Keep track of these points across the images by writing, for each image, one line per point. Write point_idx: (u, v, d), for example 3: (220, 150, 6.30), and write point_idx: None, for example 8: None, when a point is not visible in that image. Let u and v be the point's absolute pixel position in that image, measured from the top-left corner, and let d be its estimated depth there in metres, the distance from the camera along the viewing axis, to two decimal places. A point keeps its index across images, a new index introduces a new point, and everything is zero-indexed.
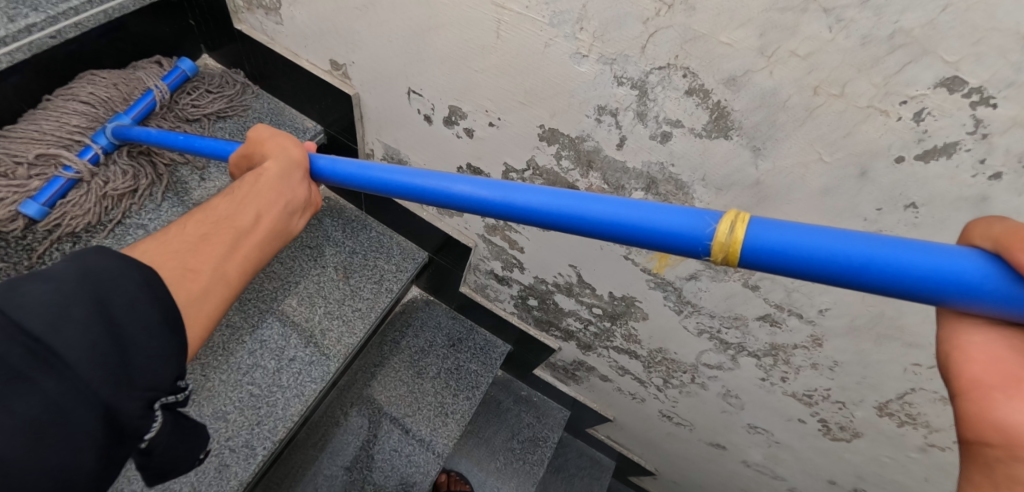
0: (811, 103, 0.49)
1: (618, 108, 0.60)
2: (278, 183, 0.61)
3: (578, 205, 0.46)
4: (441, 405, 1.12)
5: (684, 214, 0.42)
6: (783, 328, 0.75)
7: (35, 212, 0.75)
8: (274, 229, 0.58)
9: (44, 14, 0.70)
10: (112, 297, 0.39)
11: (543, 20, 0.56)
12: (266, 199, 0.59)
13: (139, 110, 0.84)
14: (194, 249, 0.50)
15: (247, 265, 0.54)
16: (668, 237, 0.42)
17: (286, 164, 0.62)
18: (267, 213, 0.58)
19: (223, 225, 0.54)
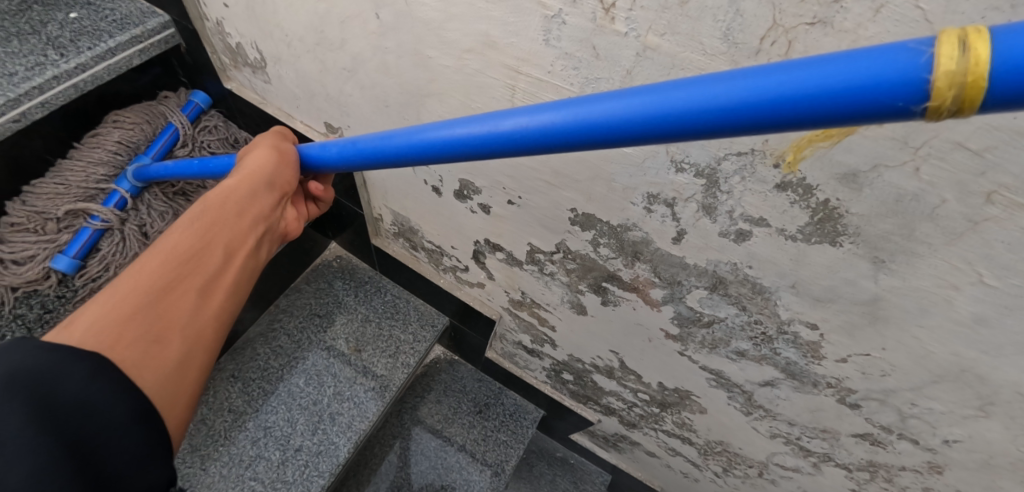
0: (977, 214, 0.33)
1: (676, 198, 0.45)
2: (247, 209, 0.52)
3: (670, 96, 0.24)
4: (466, 483, 1.00)
5: (875, 56, 0.19)
6: (888, 449, 0.59)
7: (65, 266, 0.68)
8: (244, 267, 0.52)
9: (3, 98, 0.61)
10: (53, 395, 0.34)
11: (572, 89, 0.42)
12: (234, 232, 0.51)
13: (158, 146, 0.75)
14: (159, 304, 0.44)
15: (224, 310, 0.49)
16: (850, 102, 0.19)
17: (266, 170, 0.52)
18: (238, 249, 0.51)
19: (188, 268, 0.46)
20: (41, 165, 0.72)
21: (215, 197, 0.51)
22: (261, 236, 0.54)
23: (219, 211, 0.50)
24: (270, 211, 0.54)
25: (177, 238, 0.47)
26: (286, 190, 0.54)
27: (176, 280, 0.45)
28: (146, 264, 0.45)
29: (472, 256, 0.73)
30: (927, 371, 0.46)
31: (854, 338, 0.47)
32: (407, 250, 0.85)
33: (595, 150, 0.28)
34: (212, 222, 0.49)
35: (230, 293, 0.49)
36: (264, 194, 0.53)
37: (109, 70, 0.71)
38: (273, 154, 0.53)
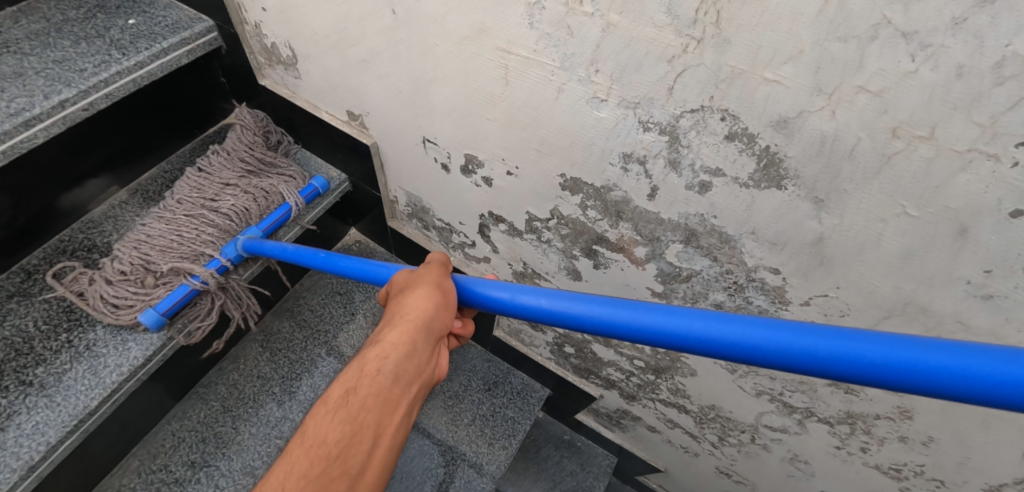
0: (888, 148, 0.39)
1: (646, 156, 0.52)
2: (400, 374, 0.49)
3: (851, 344, 0.34)
4: (475, 455, 1.06)
5: (1000, 360, 0.30)
6: (861, 396, 0.63)
7: (151, 320, 0.74)
8: (394, 439, 0.48)
9: (75, 90, 0.72)
10: None
11: (553, 64, 0.50)
12: (385, 406, 0.48)
13: (271, 222, 0.85)
14: None
15: None
16: (954, 381, 0.31)
17: (427, 315, 0.51)
18: (388, 424, 0.48)
19: (335, 466, 0.44)
20: (98, 149, 0.82)
21: (372, 364, 0.49)
22: (414, 397, 0.50)
23: (374, 381, 0.48)
24: (423, 364, 0.51)
25: (329, 425, 0.46)
26: (441, 332, 0.52)
27: (322, 485, 0.43)
28: (299, 463, 0.44)
29: (478, 231, 0.80)
30: (879, 307, 0.51)
31: (811, 280, 0.53)
32: (420, 231, 0.93)
33: (741, 359, 0.38)
34: (364, 396, 0.47)
35: (377, 477, 0.46)
36: (422, 345, 0.50)
37: (162, 67, 0.81)
38: (435, 297, 0.52)
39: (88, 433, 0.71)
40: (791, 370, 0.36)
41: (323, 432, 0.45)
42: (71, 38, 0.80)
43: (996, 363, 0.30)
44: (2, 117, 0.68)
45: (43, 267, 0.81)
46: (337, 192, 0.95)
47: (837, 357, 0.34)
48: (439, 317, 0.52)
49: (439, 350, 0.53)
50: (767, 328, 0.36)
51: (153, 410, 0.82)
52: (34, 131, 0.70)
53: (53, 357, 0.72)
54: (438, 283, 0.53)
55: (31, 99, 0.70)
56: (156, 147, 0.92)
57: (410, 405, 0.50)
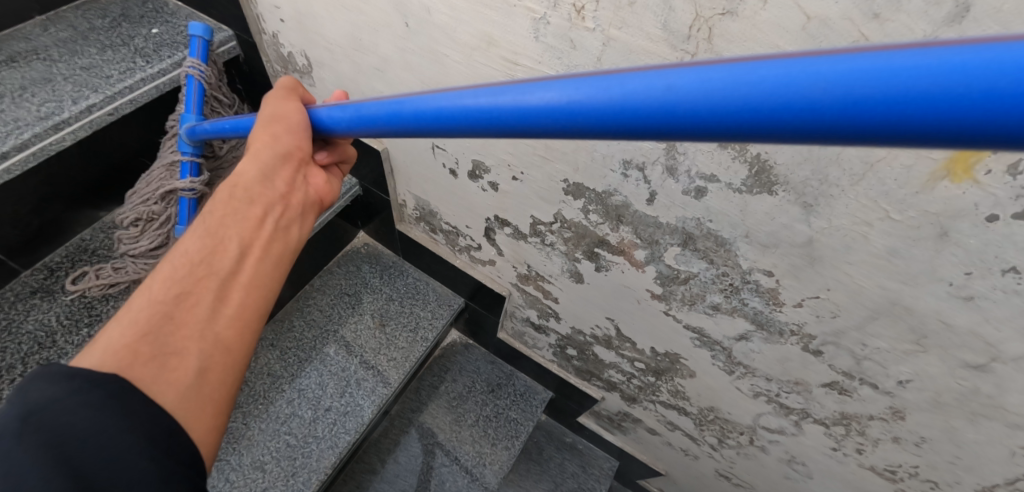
0: (870, 156, 0.42)
1: (645, 163, 0.54)
2: (261, 189, 0.50)
3: (760, 82, 0.23)
4: (478, 455, 1.08)
5: (907, 57, 0.20)
6: (854, 397, 0.65)
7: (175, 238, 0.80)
8: (267, 254, 0.49)
9: (101, 95, 0.76)
10: (68, 433, 0.32)
11: (556, 75, 0.53)
12: (245, 221, 0.48)
13: (192, 99, 0.78)
14: (172, 316, 0.41)
15: (246, 308, 0.45)
16: (922, 112, 0.19)
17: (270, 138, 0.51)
18: (253, 238, 0.48)
19: (201, 270, 0.44)
20: (119, 151, 0.85)
21: (225, 190, 0.50)
22: (277, 218, 0.51)
23: (227, 203, 0.49)
24: (290, 184, 0.52)
25: (191, 243, 0.46)
26: (298, 155, 0.52)
27: (188, 287, 0.43)
28: (161, 269, 0.44)
29: (484, 233, 0.83)
30: (867, 308, 0.54)
31: (803, 281, 0.55)
32: (427, 233, 0.96)
33: (613, 136, 0.30)
34: (221, 216, 0.48)
35: (251, 286, 0.46)
36: (275, 164, 0.51)
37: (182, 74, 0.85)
38: (274, 124, 0.52)
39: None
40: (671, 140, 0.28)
41: (184, 249, 0.46)
42: (97, 46, 0.84)
43: (902, 60, 0.20)
44: (34, 120, 0.71)
45: (64, 266, 0.85)
46: (347, 195, 0.96)
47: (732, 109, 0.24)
48: (288, 139, 0.52)
49: (302, 174, 0.54)
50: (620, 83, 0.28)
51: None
52: (63, 133, 0.73)
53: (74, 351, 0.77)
54: (279, 109, 0.52)
55: (60, 103, 0.74)
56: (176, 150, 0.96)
57: (276, 224, 0.50)
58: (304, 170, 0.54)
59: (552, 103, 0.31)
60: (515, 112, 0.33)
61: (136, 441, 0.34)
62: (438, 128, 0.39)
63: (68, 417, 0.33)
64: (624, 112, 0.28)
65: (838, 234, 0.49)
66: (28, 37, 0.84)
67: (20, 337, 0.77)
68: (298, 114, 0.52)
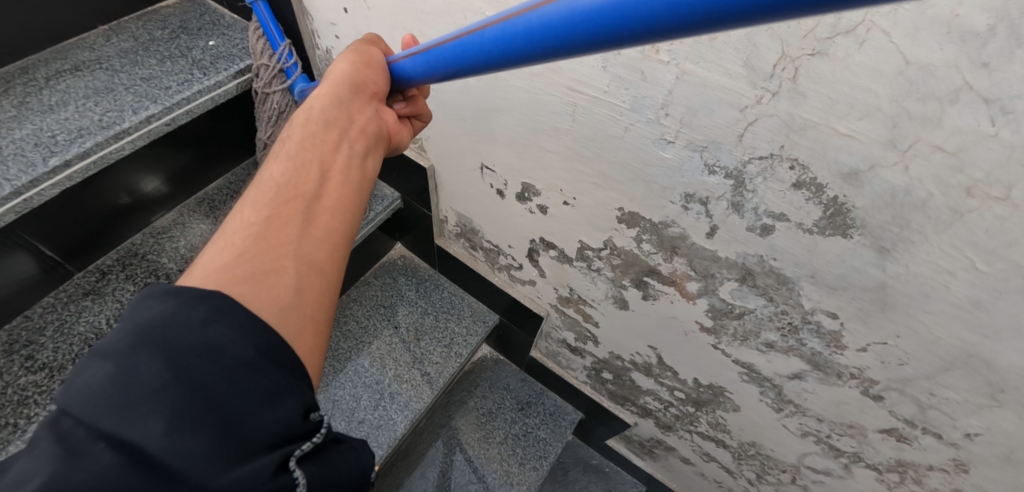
0: (961, 206, 0.40)
1: (708, 197, 0.53)
2: (336, 118, 0.51)
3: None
4: (506, 474, 1.07)
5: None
6: (915, 445, 0.62)
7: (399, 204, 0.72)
8: (349, 177, 0.48)
9: (161, 106, 0.77)
10: (178, 345, 0.33)
11: (622, 105, 0.52)
12: (323, 148, 0.49)
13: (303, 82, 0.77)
14: (264, 237, 0.42)
15: (332, 231, 0.45)
16: None
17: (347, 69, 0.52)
18: (333, 163, 0.48)
19: (287, 195, 0.44)
20: (170, 157, 0.87)
21: (301, 119, 0.51)
22: (354, 144, 0.51)
23: (306, 129, 0.50)
24: (363, 113, 0.53)
25: (277, 170, 0.47)
26: (371, 89, 0.54)
27: (275, 212, 0.43)
28: (251, 196, 0.45)
29: (526, 254, 0.82)
30: (939, 358, 0.51)
31: (870, 326, 0.53)
32: (467, 250, 0.96)
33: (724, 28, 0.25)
34: (300, 143, 0.49)
35: (336, 210, 0.46)
36: (348, 94, 0.52)
37: (238, 85, 0.86)
38: (352, 58, 0.52)
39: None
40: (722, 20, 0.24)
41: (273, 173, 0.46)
42: (157, 56, 0.86)
43: None
44: (97, 129, 0.73)
45: (114, 269, 0.87)
46: (389, 209, 0.95)
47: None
48: (365, 74, 0.53)
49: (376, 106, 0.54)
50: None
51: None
52: (123, 143, 0.75)
53: None
54: (359, 48, 0.54)
55: (121, 113, 0.76)
56: (224, 160, 0.98)
57: (353, 150, 0.50)
58: (375, 103, 0.54)
59: (589, 11, 0.29)
60: (574, 29, 0.30)
61: (242, 356, 0.34)
62: (504, 56, 0.37)
63: (182, 328, 0.33)
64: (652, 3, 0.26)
65: (917, 282, 0.47)
66: (92, 47, 0.87)
67: (72, 337, 0.78)
68: (379, 56, 0.54)
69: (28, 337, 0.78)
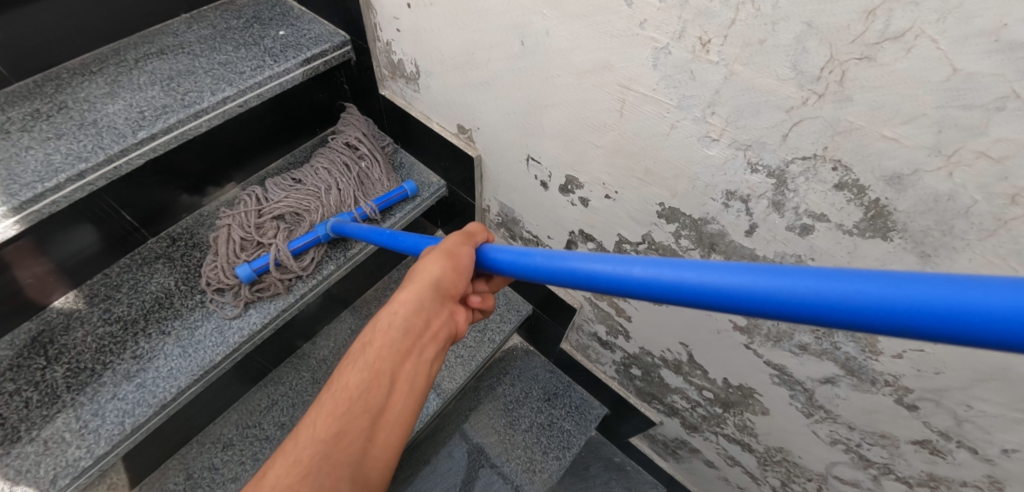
0: (1004, 213, 0.40)
1: (750, 195, 0.55)
2: (416, 324, 0.49)
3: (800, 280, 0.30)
4: (529, 461, 1.10)
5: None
6: (948, 459, 0.62)
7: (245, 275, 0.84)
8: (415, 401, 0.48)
9: (235, 88, 0.83)
10: None
11: (671, 103, 0.54)
12: (398, 357, 0.47)
13: (387, 199, 0.94)
14: (328, 458, 0.42)
15: (389, 450, 0.45)
16: (913, 322, 0.27)
17: (437, 273, 0.51)
18: (401, 374, 0.47)
19: (358, 409, 0.44)
20: (239, 136, 0.94)
21: (385, 320, 0.48)
22: (428, 352, 0.49)
23: (386, 336, 0.47)
24: (441, 320, 0.51)
25: (350, 379, 0.45)
26: (454, 293, 0.52)
27: (344, 425, 0.43)
28: (322, 405, 0.44)
29: (565, 246, 0.85)
30: (976, 369, 0.51)
31: None
32: (506, 239, 0.99)
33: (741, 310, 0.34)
34: (377, 347, 0.47)
35: (396, 426, 0.45)
36: (431, 301, 0.50)
37: (304, 73, 0.92)
38: (444, 261, 0.52)
39: (207, 384, 0.82)
40: (797, 321, 0.31)
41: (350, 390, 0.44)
42: (233, 44, 0.93)
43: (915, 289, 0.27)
44: (179, 107, 0.80)
45: (183, 235, 0.95)
46: (434, 196, 1.01)
47: (848, 305, 0.29)
48: (452, 279, 0.52)
49: (455, 312, 0.53)
50: (758, 274, 0.32)
51: (241, 378, 0.94)
52: (201, 121, 0.82)
53: (187, 313, 0.84)
54: (449, 252, 0.53)
55: (201, 94, 0.82)
56: (285, 143, 1.05)
57: (423, 360, 0.48)
58: (454, 308, 0.53)
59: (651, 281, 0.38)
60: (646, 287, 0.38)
61: None
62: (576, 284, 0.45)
63: None
64: (741, 297, 0.33)
65: None
66: (175, 33, 0.95)
67: (144, 295, 0.86)
68: (468, 259, 0.53)
69: (106, 292, 0.87)
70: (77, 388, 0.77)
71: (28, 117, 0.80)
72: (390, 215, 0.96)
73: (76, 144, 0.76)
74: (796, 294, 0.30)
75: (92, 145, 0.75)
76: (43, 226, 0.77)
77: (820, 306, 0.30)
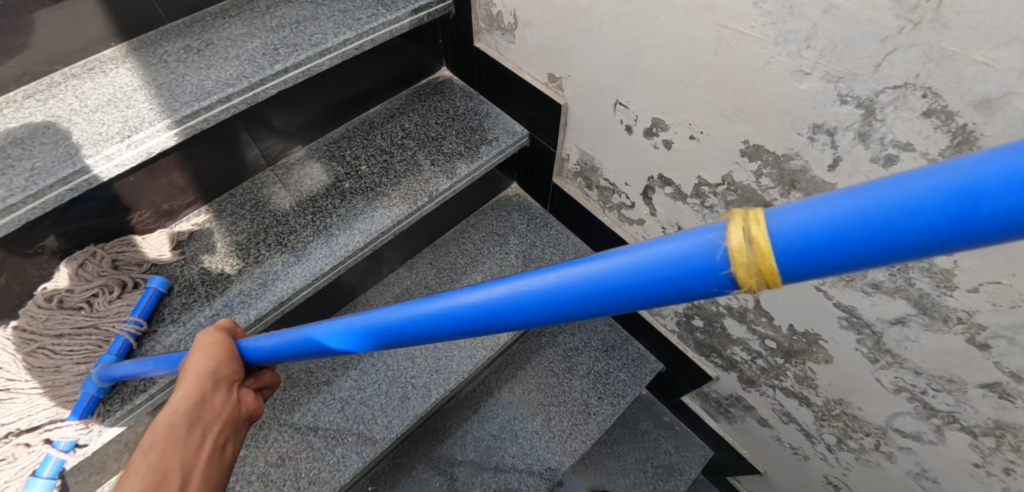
0: None
1: (837, 128, 0.58)
2: (197, 418, 0.58)
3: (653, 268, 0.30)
4: (585, 404, 1.16)
5: (927, 178, 0.23)
6: (1017, 404, 0.63)
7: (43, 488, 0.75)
8: (206, 477, 0.55)
9: (354, 32, 0.93)
10: None
11: (767, 40, 0.59)
12: (186, 451, 0.56)
13: (143, 307, 0.85)
14: None
15: None
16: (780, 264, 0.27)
17: (209, 364, 0.62)
18: (191, 467, 0.55)
19: None
20: (350, 81, 1.05)
21: (164, 422, 0.57)
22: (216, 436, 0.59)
23: (166, 436, 0.55)
24: (220, 407, 0.61)
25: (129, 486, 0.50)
26: (227, 379, 0.63)
27: None
28: None
29: (642, 192, 0.91)
30: None
31: (985, 265, 0.55)
32: (582, 190, 1.06)
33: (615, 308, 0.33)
34: (165, 449, 0.54)
35: None
36: (208, 391, 0.60)
37: (411, 23, 1.01)
38: (211, 353, 0.63)
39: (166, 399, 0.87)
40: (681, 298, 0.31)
41: None
42: None
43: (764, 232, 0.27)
44: (308, 47, 0.91)
45: (296, 164, 1.06)
46: (518, 144, 1.08)
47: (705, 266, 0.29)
48: (223, 365, 0.63)
49: (231, 393, 0.63)
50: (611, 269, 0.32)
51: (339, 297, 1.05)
52: (324, 59, 0.92)
53: (301, 230, 0.95)
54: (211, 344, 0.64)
55: (326, 35, 0.93)
56: (387, 92, 1.15)
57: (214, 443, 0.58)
58: (231, 391, 0.63)
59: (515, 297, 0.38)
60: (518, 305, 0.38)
61: None
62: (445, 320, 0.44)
63: None
64: (602, 292, 0.33)
65: None
66: None
67: (266, 213, 0.98)
68: (233, 344, 0.65)
69: (232, 209, 1.00)
70: (209, 285, 0.90)
71: (181, 51, 0.94)
72: (478, 158, 1.05)
73: (221, 73, 0.88)
74: (655, 269, 0.30)
75: (235, 74, 0.87)
76: (192, 143, 0.90)
77: (663, 279, 0.30)
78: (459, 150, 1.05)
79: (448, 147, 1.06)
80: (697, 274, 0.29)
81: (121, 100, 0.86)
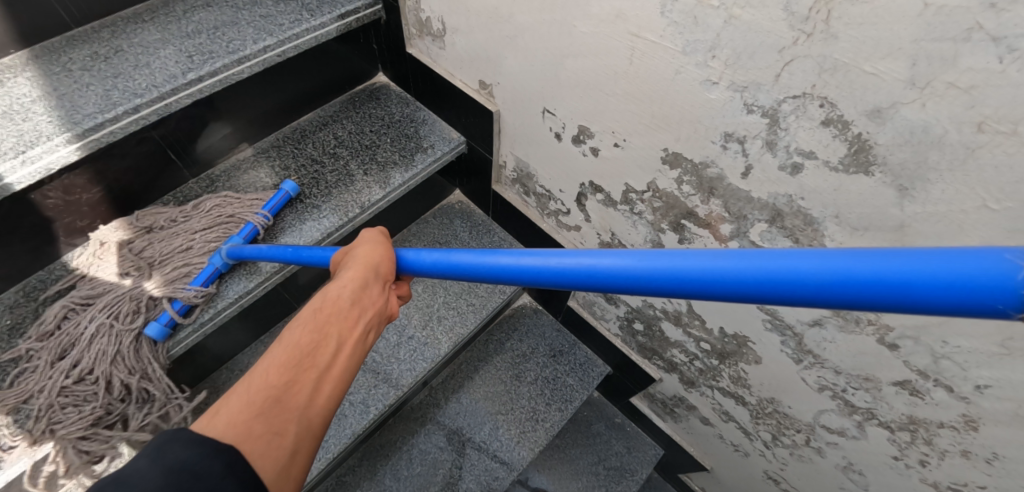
0: (973, 142, 0.43)
1: (746, 136, 0.59)
2: (360, 300, 0.53)
3: (689, 262, 0.35)
4: (533, 411, 1.16)
5: (972, 258, 0.25)
6: (926, 400, 0.65)
7: (156, 333, 0.79)
8: (356, 354, 0.50)
9: (275, 39, 0.89)
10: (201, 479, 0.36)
11: (677, 49, 0.59)
12: (345, 324, 0.50)
13: (275, 203, 0.91)
14: (279, 401, 0.43)
15: (328, 405, 0.45)
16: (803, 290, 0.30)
17: (377, 256, 0.57)
18: (347, 342, 0.49)
19: (305, 363, 0.46)
20: (277, 89, 1.01)
21: (334, 291, 0.52)
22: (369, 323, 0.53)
23: (333, 306, 0.51)
24: (377, 301, 0.55)
25: (294, 337, 0.47)
26: (386, 277, 0.57)
27: (291, 377, 0.44)
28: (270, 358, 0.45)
29: (576, 199, 0.90)
30: None
31: None
32: (520, 196, 1.05)
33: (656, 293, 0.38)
34: (326, 317, 0.50)
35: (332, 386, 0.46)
36: (374, 284, 0.55)
37: (337, 29, 0.98)
38: (379, 249, 0.58)
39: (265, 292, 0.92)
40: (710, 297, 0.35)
41: (287, 343, 0.46)
42: None
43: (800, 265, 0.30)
44: (224, 54, 0.86)
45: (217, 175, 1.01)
46: (455, 151, 1.07)
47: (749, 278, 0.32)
48: (381, 263, 0.57)
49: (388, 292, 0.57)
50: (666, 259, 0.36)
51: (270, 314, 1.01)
52: (243, 67, 0.88)
53: None
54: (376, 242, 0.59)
55: (245, 42, 0.89)
56: (319, 100, 1.11)
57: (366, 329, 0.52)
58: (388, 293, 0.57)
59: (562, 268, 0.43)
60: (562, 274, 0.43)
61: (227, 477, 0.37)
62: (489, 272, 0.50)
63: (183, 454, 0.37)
64: (639, 278, 0.38)
65: (926, 222, 0.50)
66: None
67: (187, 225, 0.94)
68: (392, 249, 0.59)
69: None
70: None
71: (88, 59, 0.88)
72: (413, 166, 1.03)
73: (131, 82, 0.83)
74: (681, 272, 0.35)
75: (146, 83, 0.82)
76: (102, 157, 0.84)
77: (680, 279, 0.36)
78: (394, 158, 1.03)
79: (380, 155, 1.04)
80: (729, 282, 0.33)
81: (16, 112, 0.80)
